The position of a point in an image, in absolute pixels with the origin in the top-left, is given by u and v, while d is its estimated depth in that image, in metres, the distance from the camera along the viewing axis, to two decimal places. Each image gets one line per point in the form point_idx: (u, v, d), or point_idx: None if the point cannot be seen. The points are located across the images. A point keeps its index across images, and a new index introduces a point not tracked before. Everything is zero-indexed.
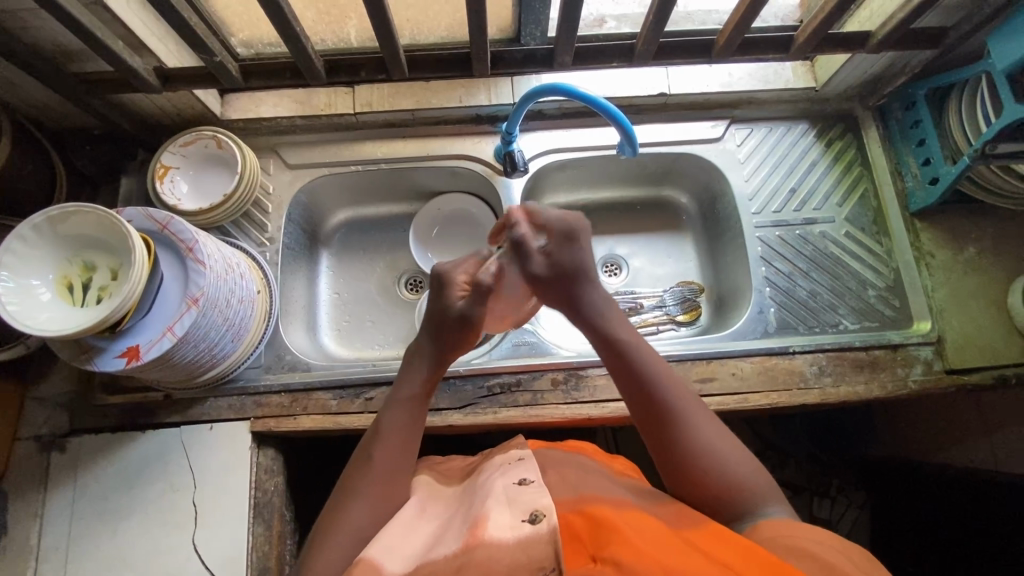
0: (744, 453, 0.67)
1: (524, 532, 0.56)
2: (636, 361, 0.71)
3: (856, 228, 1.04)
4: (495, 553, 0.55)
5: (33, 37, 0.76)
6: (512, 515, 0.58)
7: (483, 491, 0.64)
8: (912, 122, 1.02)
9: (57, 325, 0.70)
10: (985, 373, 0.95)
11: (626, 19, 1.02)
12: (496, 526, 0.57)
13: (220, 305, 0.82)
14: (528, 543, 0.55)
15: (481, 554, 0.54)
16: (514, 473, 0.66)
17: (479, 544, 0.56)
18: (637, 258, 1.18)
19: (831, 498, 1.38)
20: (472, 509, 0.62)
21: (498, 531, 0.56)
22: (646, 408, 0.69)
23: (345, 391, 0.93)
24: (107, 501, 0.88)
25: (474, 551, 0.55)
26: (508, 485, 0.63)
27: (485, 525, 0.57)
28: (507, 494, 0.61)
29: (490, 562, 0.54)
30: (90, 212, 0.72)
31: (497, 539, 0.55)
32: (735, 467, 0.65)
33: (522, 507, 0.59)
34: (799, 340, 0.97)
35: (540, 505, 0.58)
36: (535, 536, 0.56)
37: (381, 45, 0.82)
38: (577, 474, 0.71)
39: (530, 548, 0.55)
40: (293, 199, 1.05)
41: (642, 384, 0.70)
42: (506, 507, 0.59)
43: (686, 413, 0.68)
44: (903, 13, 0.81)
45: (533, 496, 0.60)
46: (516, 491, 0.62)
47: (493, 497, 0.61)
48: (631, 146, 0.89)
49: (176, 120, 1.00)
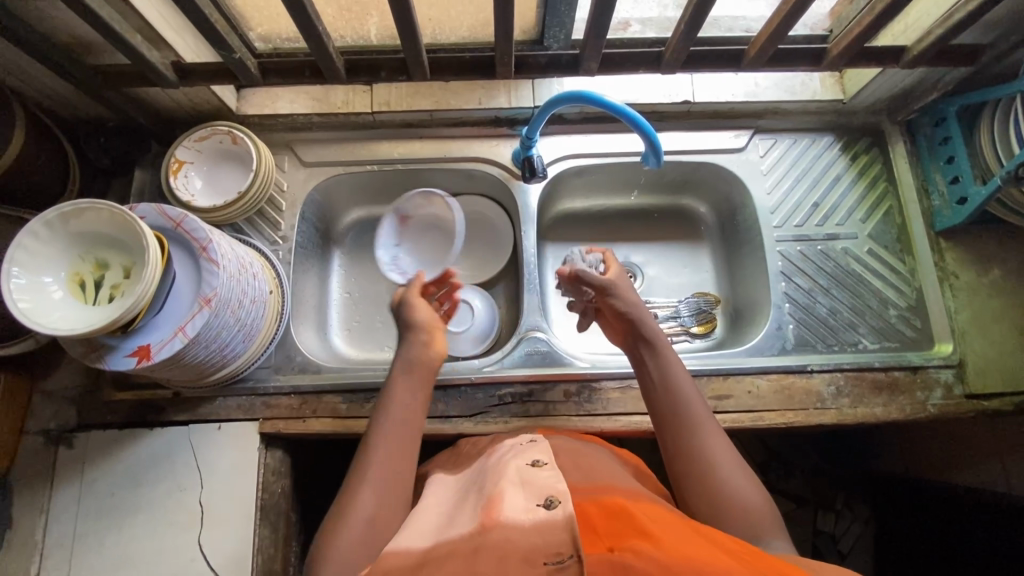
0: (756, 483, 0.67)
1: (538, 517, 0.54)
2: (670, 378, 0.75)
3: (879, 245, 1.02)
4: (510, 535, 0.52)
5: (48, 27, 0.74)
6: (527, 499, 0.57)
7: (495, 473, 0.65)
8: (940, 138, 0.99)
9: (69, 324, 0.69)
10: (1004, 398, 0.94)
11: (650, 23, 1.00)
12: (510, 509, 0.56)
13: (234, 305, 0.81)
14: (545, 529, 0.52)
15: (497, 536, 0.53)
16: (527, 456, 0.67)
17: (496, 526, 0.54)
18: (653, 267, 1.16)
19: (835, 512, 1.36)
20: (487, 491, 0.61)
21: (512, 513, 0.55)
22: (672, 422, 0.72)
23: (354, 395, 0.92)
24: (113, 498, 0.88)
25: (491, 533, 0.53)
26: (523, 466, 0.64)
27: (500, 506, 0.56)
28: (521, 478, 0.61)
29: (506, 544, 0.51)
30: (103, 209, 0.71)
31: (511, 520, 0.54)
32: (747, 493, 0.65)
33: (537, 492, 0.58)
34: (816, 358, 0.95)
35: (554, 492, 0.57)
36: (549, 524, 0.53)
37: (404, 47, 0.80)
38: (585, 459, 0.72)
39: (548, 535, 0.52)
40: (307, 197, 1.03)
41: (669, 401, 0.74)
42: (521, 490, 0.59)
43: (703, 432, 0.70)
44: (944, 29, 0.78)
45: (549, 481, 0.59)
46: (530, 475, 0.62)
47: (507, 479, 0.61)
48: (655, 157, 0.87)
49: (191, 113, 0.98)
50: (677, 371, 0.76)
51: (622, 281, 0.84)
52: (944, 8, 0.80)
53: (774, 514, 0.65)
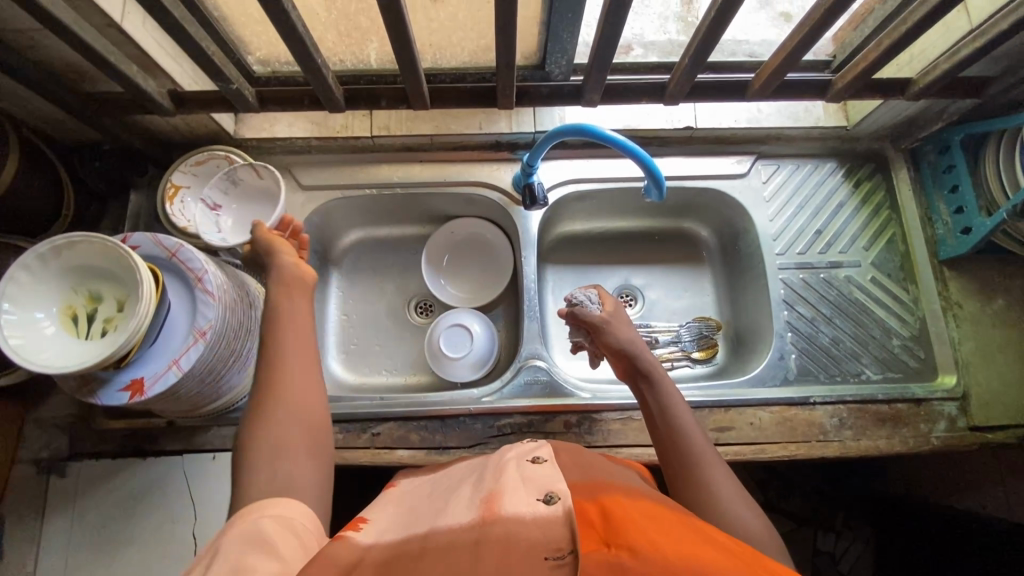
0: (756, 510, 0.65)
1: (539, 511, 0.53)
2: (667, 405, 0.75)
3: (882, 273, 1.01)
4: (512, 528, 0.51)
5: (43, 56, 0.73)
6: (528, 496, 0.55)
7: (494, 473, 0.64)
8: (944, 166, 0.98)
9: (60, 360, 0.67)
10: (1007, 431, 0.93)
11: (653, 47, 0.98)
12: (512, 504, 0.54)
13: (229, 336, 0.80)
14: (545, 523, 0.50)
15: (497, 529, 0.50)
16: (527, 454, 0.66)
17: (496, 520, 0.52)
18: (653, 290, 1.15)
19: (835, 532, 1.32)
20: (486, 488, 0.60)
21: (514, 507, 0.54)
22: (668, 445, 0.72)
23: (351, 425, 0.91)
24: (105, 530, 0.87)
25: (492, 525, 0.51)
26: (523, 468, 0.63)
27: (501, 502, 0.55)
28: (522, 477, 0.60)
29: (507, 536, 0.49)
30: (96, 241, 0.70)
31: (512, 514, 0.52)
32: (746, 518, 0.63)
33: (537, 488, 0.57)
34: (819, 389, 0.94)
35: (555, 488, 0.55)
36: (550, 518, 0.51)
37: (403, 76, 0.79)
38: (585, 458, 0.69)
39: (548, 527, 0.49)
40: (305, 221, 1.02)
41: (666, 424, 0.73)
42: (522, 487, 0.57)
43: (700, 455, 0.69)
44: (950, 63, 0.77)
45: (550, 479, 0.58)
46: (532, 475, 0.60)
47: (508, 479, 0.60)
48: (658, 189, 0.86)
49: (188, 137, 0.97)
50: (675, 401, 0.75)
51: (619, 317, 0.87)
52: (950, 42, 0.80)
53: (773, 539, 0.62)
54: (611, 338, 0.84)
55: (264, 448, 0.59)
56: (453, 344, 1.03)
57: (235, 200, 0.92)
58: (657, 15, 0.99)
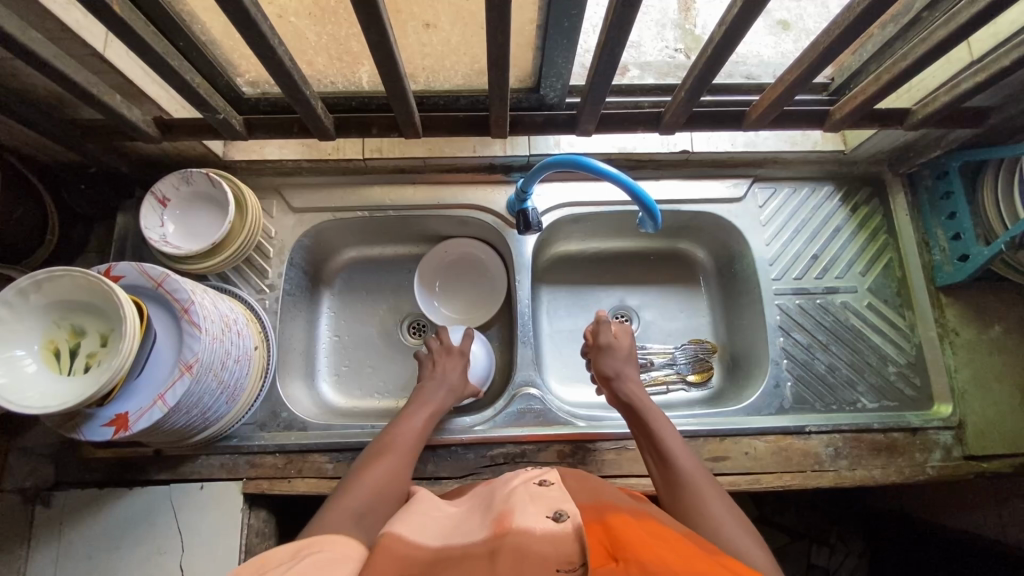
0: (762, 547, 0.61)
1: (549, 526, 0.50)
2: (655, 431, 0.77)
3: (879, 299, 1.01)
4: (524, 540, 0.49)
5: (24, 85, 0.71)
6: (537, 512, 0.53)
7: (503, 495, 0.61)
8: (942, 192, 0.97)
9: (41, 399, 0.66)
10: (1001, 460, 0.92)
11: (651, 67, 0.97)
12: (523, 519, 0.52)
13: (215, 368, 0.78)
14: (556, 538, 0.48)
15: (510, 541, 0.48)
16: (534, 478, 0.63)
17: (507, 533, 0.50)
18: (649, 311, 1.14)
19: (829, 546, 1.26)
20: (494, 509, 0.57)
21: (525, 521, 0.51)
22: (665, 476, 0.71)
23: (341, 454, 0.90)
24: (90, 561, 0.85)
25: (503, 539, 0.49)
26: (529, 488, 0.60)
27: (512, 517, 0.53)
28: (530, 496, 0.57)
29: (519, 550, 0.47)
30: (78, 275, 0.68)
31: (522, 527, 0.50)
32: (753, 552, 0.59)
33: (546, 506, 0.54)
34: (815, 418, 0.93)
35: (565, 507, 0.53)
36: (560, 533, 0.49)
37: (395, 106, 0.78)
38: (591, 485, 0.65)
39: (558, 543, 0.48)
40: (296, 243, 1.01)
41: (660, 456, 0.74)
42: (530, 505, 0.55)
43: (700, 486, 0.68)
44: (949, 96, 0.76)
45: (556, 499, 0.56)
46: (538, 494, 0.58)
47: (517, 497, 0.58)
48: (652, 222, 0.85)
49: (176, 159, 0.96)
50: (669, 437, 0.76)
51: (625, 342, 0.91)
52: (950, 74, 0.79)
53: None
54: (605, 365, 0.87)
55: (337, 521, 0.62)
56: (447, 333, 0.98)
57: (188, 209, 0.93)
58: (655, 22, 0.98)
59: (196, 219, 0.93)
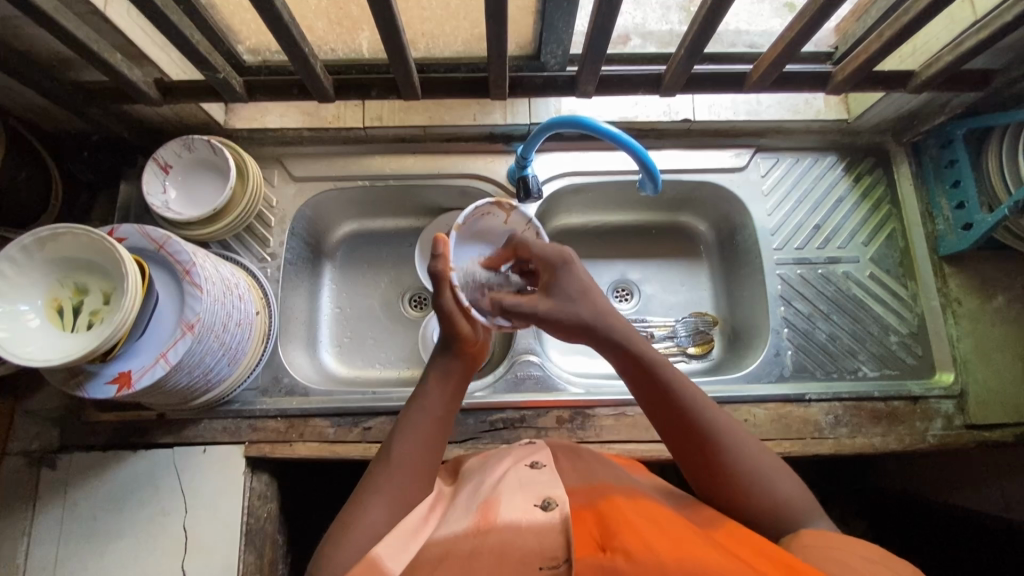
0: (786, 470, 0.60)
1: (536, 517, 0.51)
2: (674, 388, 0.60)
3: (882, 269, 1.00)
4: (510, 539, 0.49)
5: (28, 45, 0.72)
6: (525, 499, 0.53)
7: (491, 475, 0.59)
8: (947, 160, 0.96)
9: (44, 354, 0.67)
10: (1005, 430, 0.92)
11: (652, 36, 0.92)
12: (510, 509, 0.52)
13: (217, 329, 0.79)
14: (541, 530, 0.49)
15: (495, 540, 0.49)
16: (524, 458, 0.62)
17: (492, 528, 0.50)
18: (650, 284, 1.13)
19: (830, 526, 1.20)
20: (482, 491, 0.56)
21: (511, 513, 0.51)
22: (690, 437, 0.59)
23: (342, 419, 0.91)
24: (96, 522, 0.86)
25: (487, 535, 0.49)
26: (520, 471, 0.59)
27: (498, 507, 0.52)
28: (520, 479, 0.56)
29: (505, 550, 0.48)
30: (82, 233, 0.69)
31: (510, 523, 0.50)
32: (774, 482, 0.58)
33: (534, 492, 0.54)
34: (815, 386, 0.94)
35: (553, 493, 0.54)
36: (547, 525, 0.50)
37: (393, 68, 0.78)
38: (584, 460, 0.64)
39: (543, 535, 0.49)
40: (297, 212, 1.01)
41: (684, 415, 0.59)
42: (518, 491, 0.54)
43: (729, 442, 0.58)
44: (952, 56, 0.76)
45: (545, 484, 0.55)
46: (528, 476, 0.57)
47: (506, 480, 0.57)
48: (652, 183, 0.86)
49: (179, 127, 0.97)
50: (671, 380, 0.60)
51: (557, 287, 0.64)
52: (953, 34, 0.79)
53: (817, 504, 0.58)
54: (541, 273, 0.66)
55: (351, 540, 0.53)
56: (464, 231, 0.70)
57: (187, 173, 0.93)
58: (659, 3, 0.92)
59: (196, 186, 0.93)
